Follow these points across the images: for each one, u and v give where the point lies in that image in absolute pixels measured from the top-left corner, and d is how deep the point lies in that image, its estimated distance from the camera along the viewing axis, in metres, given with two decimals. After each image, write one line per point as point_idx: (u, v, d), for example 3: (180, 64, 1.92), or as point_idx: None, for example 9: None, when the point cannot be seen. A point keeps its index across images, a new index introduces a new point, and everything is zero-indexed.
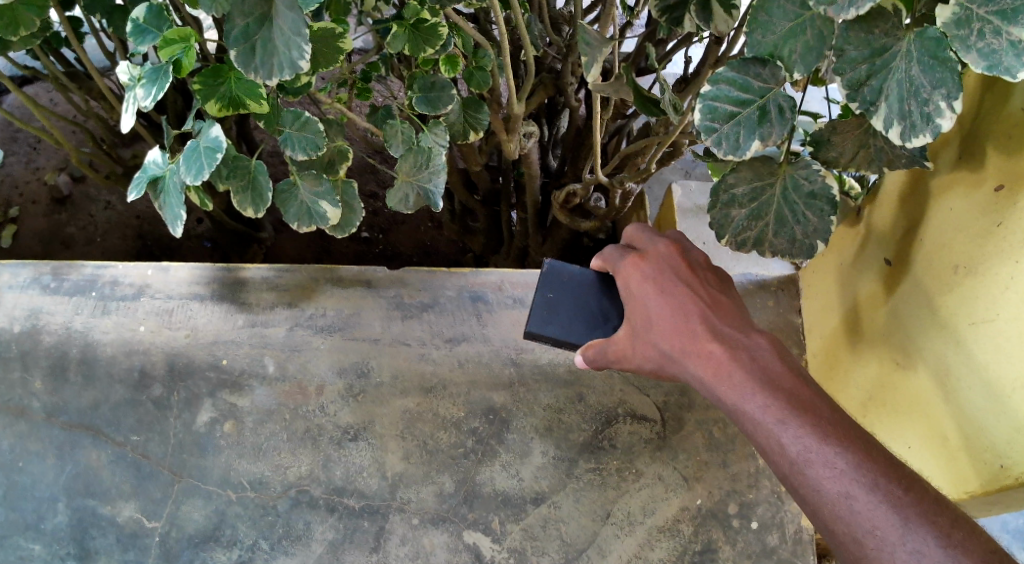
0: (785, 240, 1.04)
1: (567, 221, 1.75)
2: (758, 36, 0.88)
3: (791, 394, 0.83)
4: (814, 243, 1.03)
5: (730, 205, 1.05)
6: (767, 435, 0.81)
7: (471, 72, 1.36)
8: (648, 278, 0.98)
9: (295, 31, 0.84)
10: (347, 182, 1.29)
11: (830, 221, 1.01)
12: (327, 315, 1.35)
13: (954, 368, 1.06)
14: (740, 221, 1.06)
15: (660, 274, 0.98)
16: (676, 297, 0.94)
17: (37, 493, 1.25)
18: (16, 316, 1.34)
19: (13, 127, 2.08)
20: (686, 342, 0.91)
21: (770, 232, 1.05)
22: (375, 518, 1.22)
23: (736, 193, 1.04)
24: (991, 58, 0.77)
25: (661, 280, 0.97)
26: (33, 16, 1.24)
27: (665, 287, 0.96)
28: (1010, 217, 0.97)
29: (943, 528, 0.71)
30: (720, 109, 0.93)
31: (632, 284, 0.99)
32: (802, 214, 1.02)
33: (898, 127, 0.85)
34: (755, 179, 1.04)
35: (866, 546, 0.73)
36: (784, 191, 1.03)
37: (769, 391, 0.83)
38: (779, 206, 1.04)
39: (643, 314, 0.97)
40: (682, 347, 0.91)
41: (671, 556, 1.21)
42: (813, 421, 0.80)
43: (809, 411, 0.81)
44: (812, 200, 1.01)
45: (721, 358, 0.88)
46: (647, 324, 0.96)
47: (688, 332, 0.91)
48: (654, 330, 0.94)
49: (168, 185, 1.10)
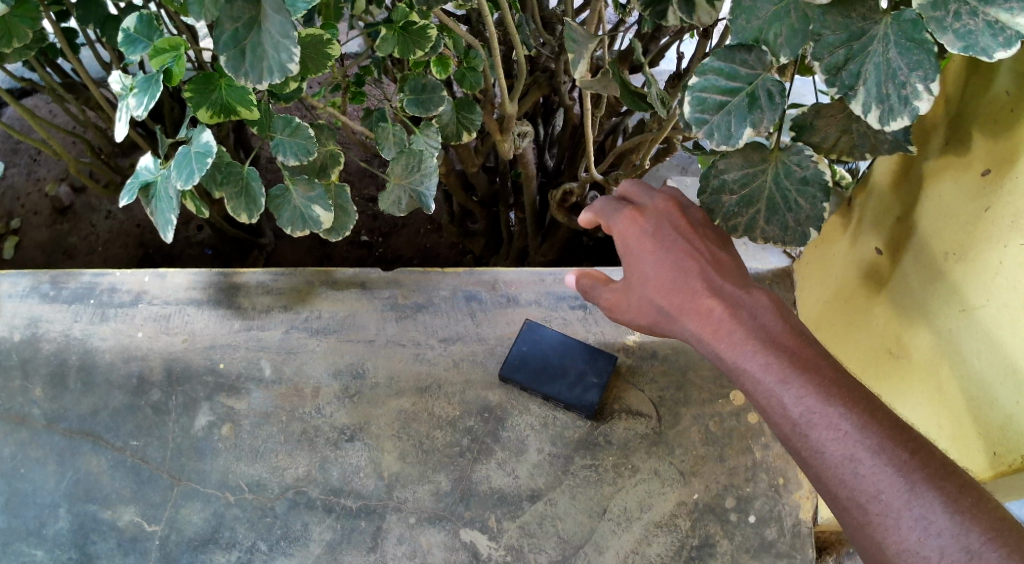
0: (777, 228, 1.04)
1: (564, 219, 1.73)
2: (742, 22, 0.88)
3: (793, 354, 0.83)
4: (807, 230, 1.03)
5: (721, 191, 1.04)
6: (768, 396, 0.81)
7: (462, 74, 1.37)
8: (647, 234, 0.96)
9: (283, 34, 0.85)
10: (341, 186, 1.30)
11: (823, 208, 1.02)
12: (322, 318, 1.36)
13: (949, 349, 1.04)
14: (730, 207, 1.04)
15: (658, 229, 0.96)
16: (675, 253, 0.93)
17: (38, 498, 1.25)
18: (16, 325, 1.36)
19: (13, 140, 2.10)
20: (685, 299, 0.90)
21: (761, 219, 1.04)
22: (371, 517, 1.22)
23: (727, 178, 1.03)
24: (967, 39, 0.77)
25: (659, 235, 0.95)
26: (27, 28, 1.25)
27: (665, 243, 0.94)
28: (997, 201, 0.96)
29: (950, 494, 0.71)
30: (710, 101, 0.93)
31: (629, 239, 0.96)
32: (795, 202, 1.02)
33: (876, 110, 0.85)
34: (747, 165, 1.03)
35: (870, 512, 0.73)
36: (776, 177, 1.02)
37: (769, 350, 0.83)
38: (771, 191, 1.03)
39: (641, 271, 0.94)
40: (680, 303, 0.90)
41: (668, 551, 1.21)
42: (817, 381, 0.80)
43: (810, 371, 0.81)
44: (804, 185, 1.01)
45: (720, 316, 0.87)
46: (642, 279, 0.94)
47: (686, 288, 0.90)
48: (652, 285, 0.93)
49: (160, 190, 1.11)
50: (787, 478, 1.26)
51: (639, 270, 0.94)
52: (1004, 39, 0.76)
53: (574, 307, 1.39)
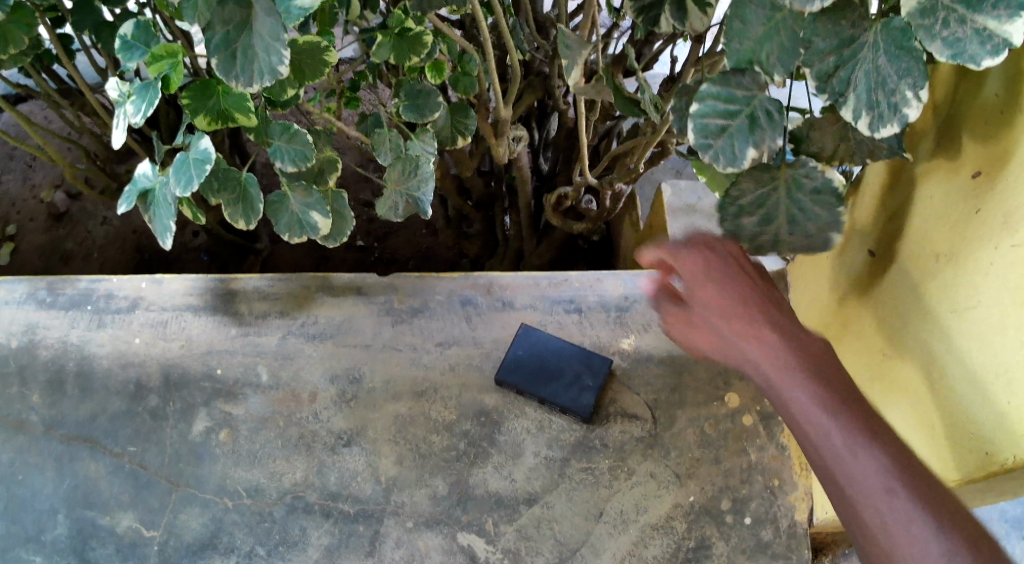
0: (801, 238, 1.05)
1: (559, 224, 1.75)
2: (735, 44, 0.88)
3: (841, 385, 0.78)
4: (830, 236, 1.05)
5: (740, 215, 1.05)
6: (811, 420, 0.75)
7: (456, 78, 1.39)
8: (705, 255, 0.89)
9: (274, 36, 0.86)
10: (338, 192, 1.30)
11: (840, 212, 1.03)
12: (318, 323, 1.37)
13: (942, 351, 1.05)
14: (752, 228, 1.05)
15: (717, 253, 0.90)
16: (731, 277, 0.87)
17: (37, 505, 1.26)
18: (14, 331, 1.36)
19: (9, 145, 2.11)
20: (738, 320, 0.84)
21: (784, 232, 1.05)
22: (370, 522, 1.23)
23: (743, 203, 1.03)
24: (955, 47, 0.78)
25: (719, 258, 0.89)
26: (23, 35, 1.26)
27: (723, 266, 0.88)
28: (987, 204, 0.97)
29: (981, 540, 0.67)
30: (711, 125, 0.94)
31: (687, 254, 0.90)
32: (811, 211, 1.03)
33: (866, 117, 0.86)
34: (760, 187, 1.02)
35: (897, 544, 0.69)
36: (788, 191, 1.02)
37: (821, 379, 0.78)
38: (787, 206, 1.03)
39: (694, 287, 0.88)
40: (733, 322, 0.84)
41: (666, 553, 1.21)
42: (862, 412, 0.75)
43: (856, 402, 0.76)
44: (818, 195, 1.02)
45: (771, 338, 0.82)
46: (693, 293, 0.88)
47: (741, 311, 0.84)
48: (705, 303, 0.86)
49: (158, 197, 1.11)
50: (783, 479, 1.27)
51: (691, 286, 0.88)
52: (992, 47, 0.77)
53: (570, 310, 1.40)
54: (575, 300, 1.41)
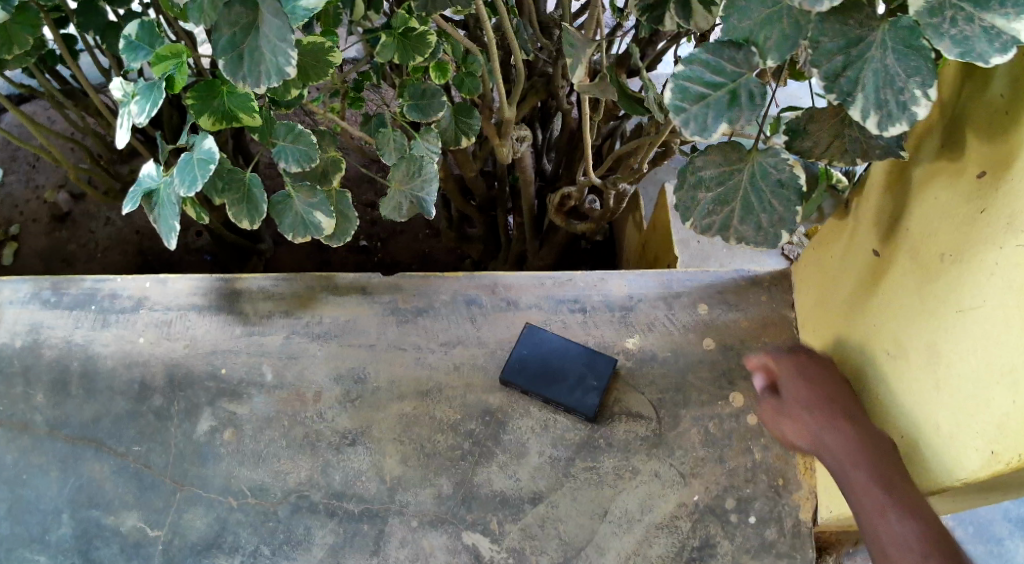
0: (750, 228, 1.04)
1: (563, 223, 1.74)
2: (733, 21, 0.89)
3: (884, 459, 1.04)
4: (779, 233, 1.03)
5: (698, 188, 1.05)
6: (866, 492, 1.00)
7: (461, 79, 1.39)
8: (804, 376, 1.20)
9: (280, 37, 0.85)
10: (342, 193, 1.31)
11: (795, 211, 1.01)
12: (323, 323, 1.37)
13: (947, 350, 1.05)
14: (706, 204, 1.05)
15: (817, 378, 1.19)
16: (826, 397, 1.16)
17: (41, 505, 1.26)
18: (18, 331, 1.36)
19: (12, 146, 2.11)
20: (824, 422, 1.12)
21: (735, 218, 1.05)
22: (375, 521, 1.23)
23: (703, 175, 1.04)
24: (964, 45, 0.78)
25: (816, 379, 1.19)
26: (29, 36, 1.26)
27: (819, 388, 1.17)
28: (992, 203, 0.97)
29: None
30: (691, 90, 0.94)
31: (788, 372, 1.21)
32: (768, 202, 1.02)
33: (874, 116, 0.85)
34: (723, 165, 1.04)
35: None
36: (751, 178, 1.03)
37: (869, 454, 1.05)
38: (746, 192, 1.04)
39: (797, 403, 1.17)
40: (822, 422, 1.12)
41: (670, 552, 1.22)
42: (899, 487, 0.99)
43: (890, 472, 1.02)
44: (779, 188, 1.02)
45: (843, 429, 1.10)
46: (801, 405, 1.16)
47: (826, 414, 1.13)
48: (803, 410, 1.15)
49: (162, 197, 1.11)
50: (787, 478, 1.27)
51: (796, 401, 1.17)
52: (1000, 44, 0.77)
53: (574, 310, 1.40)
54: (579, 300, 1.41)
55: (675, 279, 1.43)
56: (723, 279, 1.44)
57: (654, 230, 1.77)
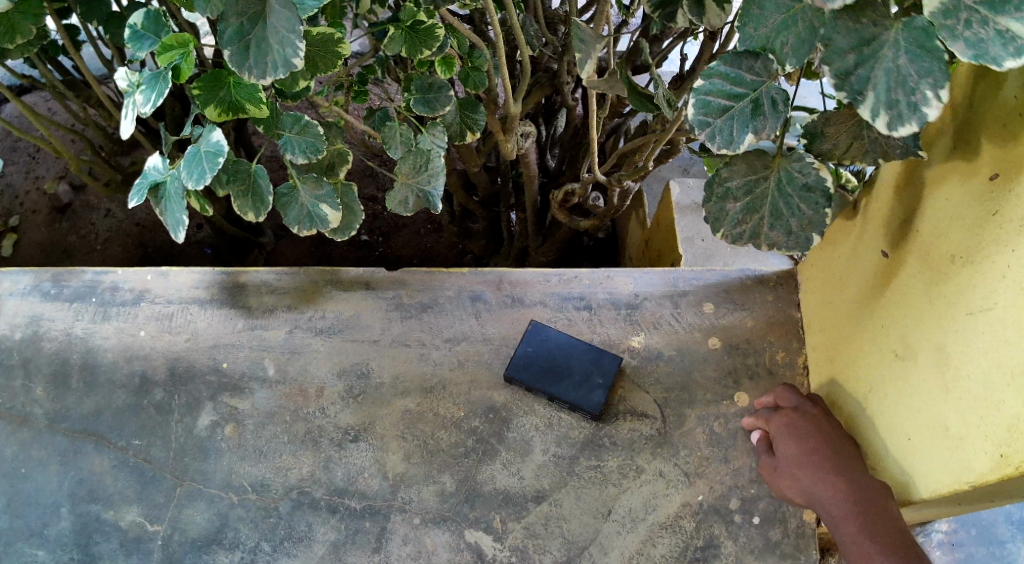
0: (781, 233, 1.03)
1: (565, 220, 1.73)
2: (750, 29, 0.88)
3: (867, 505, 1.06)
4: (809, 236, 1.02)
5: (725, 198, 1.05)
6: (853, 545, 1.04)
7: (467, 73, 1.36)
8: (785, 427, 1.21)
9: (289, 29, 0.84)
10: (347, 186, 1.29)
11: (824, 213, 1.01)
12: (326, 318, 1.36)
13: (955, 353, 1.04)
14: (735, 214, 1.05)
15: (799, 426, 1.20)
16: (808, 445, 1.17)
17: (41, 499, 1.25)
18: (17, 323, 1.35)
19: (13, 136, 2.09)
20: (808, 472, 1.14)
21: (765, 226, 1.04)
22: (376, 518, 1.22)
23: (730, 186, 1.04)
24: (978, 48, 0.75)
25: (799, 428, 1.20)
26: (31, 25, 1.25)
27: (801, 436, 1.19)
28: (1004, 206, 0.96)
29: None
30: (714, 103, 0.93)
31: (774, 424, 1.23)
32: (797, 207, 1.02)
33: (884, 117, 0.82)
34: (750, 173, 1.04)
35: None
36: (778, 184, 1.02)
37: (853, 501, 1.07)
38: (774, 199, 1.03)
39: (784, 455, 1.19)
40: (806, 471, 1.14)
41: (673, 552, 1.21)
42: (882, 534, 1.03)
43: (872, 517, 1.05)
44: (807, 192, 1.01)
45: (824, 478, 1.12)
46: (785, 457, 1.18)
47: (810, 463, 1.14)
48: (788, 461, 1.17)
49: (169, 189, 1.10)
50: None
51: (782, 452, 1.19)
52: (1014, 48, 0.75)
53: (579, 307, 1.39)
54: (585, 297, 1.40)
55: (681, 278, 1.43)
56: (727, 277, 1.43)
57: (658, 228, 1.76)
